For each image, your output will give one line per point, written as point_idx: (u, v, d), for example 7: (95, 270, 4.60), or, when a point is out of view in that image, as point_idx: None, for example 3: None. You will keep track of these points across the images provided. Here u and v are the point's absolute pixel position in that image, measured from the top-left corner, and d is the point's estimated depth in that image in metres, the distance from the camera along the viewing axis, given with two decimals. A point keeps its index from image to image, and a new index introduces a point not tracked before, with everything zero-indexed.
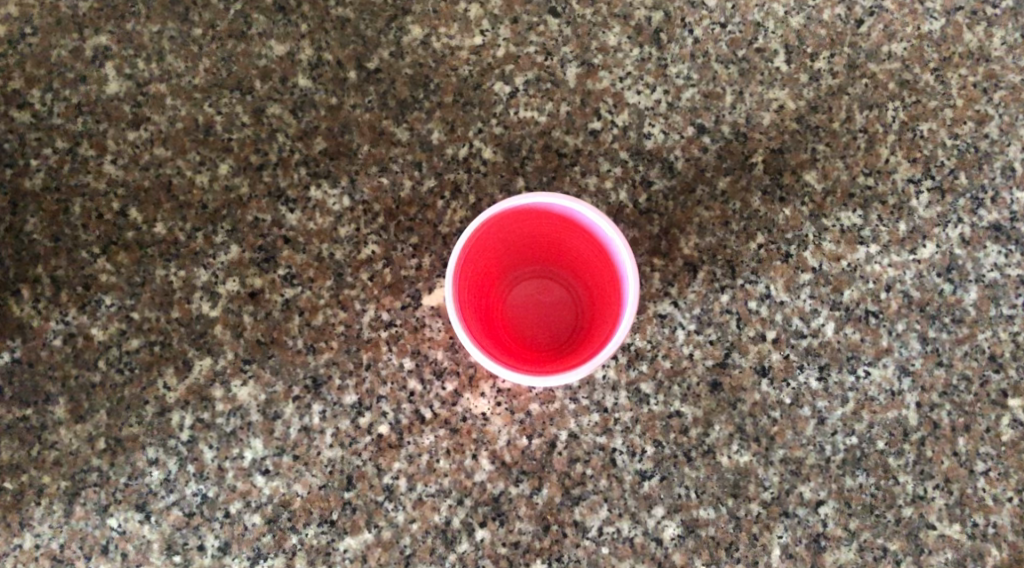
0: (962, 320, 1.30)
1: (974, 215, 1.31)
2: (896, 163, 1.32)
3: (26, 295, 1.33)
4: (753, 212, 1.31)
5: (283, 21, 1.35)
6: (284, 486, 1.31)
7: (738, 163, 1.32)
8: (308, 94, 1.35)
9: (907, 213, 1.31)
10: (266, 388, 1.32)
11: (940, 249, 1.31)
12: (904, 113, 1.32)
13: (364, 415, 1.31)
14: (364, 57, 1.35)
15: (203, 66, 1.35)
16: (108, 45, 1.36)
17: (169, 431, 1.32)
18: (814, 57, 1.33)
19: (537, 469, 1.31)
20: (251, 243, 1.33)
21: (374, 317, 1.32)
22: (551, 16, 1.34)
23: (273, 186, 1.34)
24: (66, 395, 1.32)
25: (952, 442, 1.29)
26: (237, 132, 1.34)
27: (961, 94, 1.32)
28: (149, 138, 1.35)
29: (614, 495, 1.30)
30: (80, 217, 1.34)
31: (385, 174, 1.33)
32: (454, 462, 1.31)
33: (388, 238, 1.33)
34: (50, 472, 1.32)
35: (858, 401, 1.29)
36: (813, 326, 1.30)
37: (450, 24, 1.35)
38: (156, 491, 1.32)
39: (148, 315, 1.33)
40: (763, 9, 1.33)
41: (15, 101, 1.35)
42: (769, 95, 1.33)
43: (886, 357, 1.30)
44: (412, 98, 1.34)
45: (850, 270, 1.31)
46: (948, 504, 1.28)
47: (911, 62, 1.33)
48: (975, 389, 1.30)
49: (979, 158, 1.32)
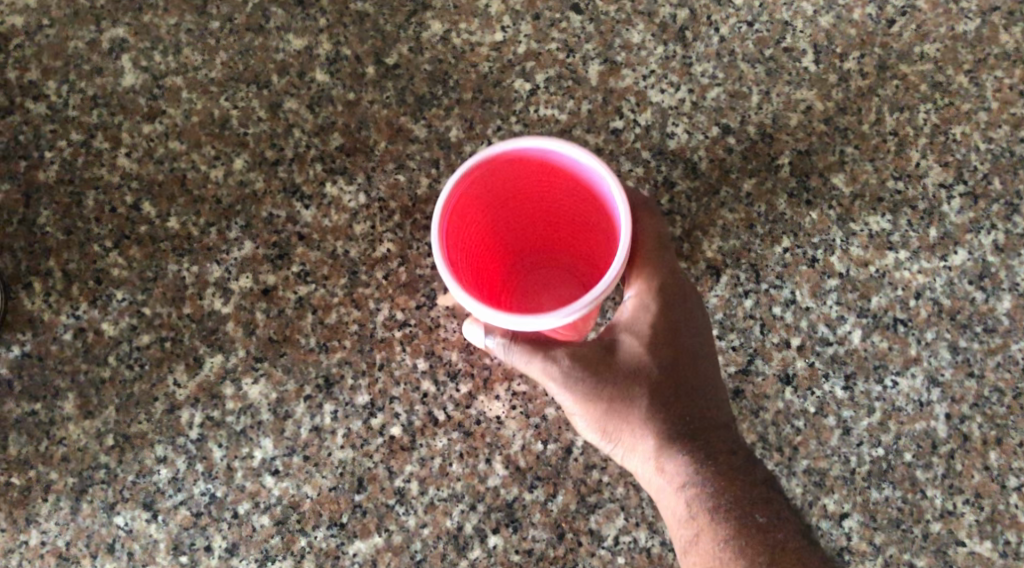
0: (995, 329, 1.26)
1: (1009, 222, 1.27)
2: (927, 167, 1.28)
3: (38, 287, 1.31)
4: (779, 215, 1.28)
5: (301, 15, 1.34)
6: (293, 487, 1.29)
7: (764, 165, 1.28)
8: (326, 89, 1.32)
9: (938, 219, 1.27)
10: (277, 386, 1.30)
11: (972, 256, 1.27)
12: (937, 116, 1.28)
13: (376, 416, 1.29)
14: (383, 53, 1.32)
15: (220, 59, 1.33)
16: (124, 37, 1.34)
17: (179, 429, 1.30)
18: (844, 58, 1.29)
19: (552, 475, 1.28)
20: (265, 239, 1.31)
21: (388, 316, 1.30)
22: (573, 12, 1.32)
23: (288, 182, 1.31)
24: (75, 391, 1.30)
25: (983, 456, 1.24)
26: (253, 127, 1.32)
27: (996, 97, 1.28)
28: (164, 132, 1.33)
29: (631, 504, 1.27)
30: (93, 210, 1.32)
31: (402, 171, 1.31)
32: (467, 466, 1.28)
33: (404, 236, 1.30)
34: (58, 468, 1.30)
35: (885, 412, 1.25)
36: (839, 334, 1.26)
37: (470, 20, 1.32)
38: (164, 489, 1.29)
39: (159, 310, 1.31)
40: (792, 9, 1.30)
41: (31, 93, 1.34)
42: (797, 96, 1.29)
43: (915, 366, 1.26)
44: (431, 94, 1.32)
45: (879, 276, 1.27)
46: (978, 520, 1.24)
47: (945, 63, 1.29)
48: (1008, 401, 1.25)
49: (1015, 162, 1.28)
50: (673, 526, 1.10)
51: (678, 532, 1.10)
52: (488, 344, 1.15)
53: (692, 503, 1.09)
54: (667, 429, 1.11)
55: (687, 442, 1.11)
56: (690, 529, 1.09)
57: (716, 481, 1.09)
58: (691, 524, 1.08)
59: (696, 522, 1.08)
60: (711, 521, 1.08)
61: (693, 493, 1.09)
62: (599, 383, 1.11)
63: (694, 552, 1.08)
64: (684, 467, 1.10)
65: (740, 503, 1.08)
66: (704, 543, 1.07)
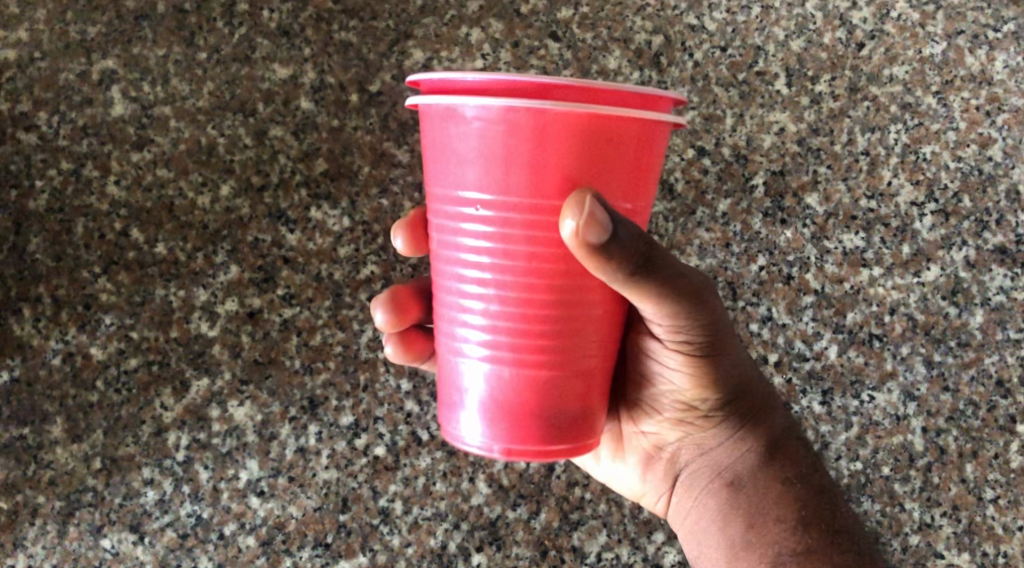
0: (968, 344, 1.32)
1: (979, 238, 1.32)
2: (899, 186, 1.31)
3: (28, 313, 1.31)
4: (755, 234, 1.31)
5: (287, 45, 1.31)
6: (279, 508, 1.32)
7: (739, 186, 1.31)
8: (310, 116, 1.31)
9: (910, 236, 1.31)
10: (263, 408, 1.32)
11: (945, 271, 1.31)
12: (907, 136, 1.31)
13: (361, 437, 1.32)
14: (366, 81, 1.31)
15: (207, 88, 1.31)
16: (114, 68, 1.30)
17: (166, 451, 1.32)
18: (815, 81, 1.31)
19: (535, 493, 1.33)
20: (251, 263, 1.32)
21: (372, 337, 1.32)
22: (551, 40, 1.31)
23: (273, 208, 1.32)
24: (63, 415, 1.31)
25: (960, 469, 1.31)
26: (239, 154, 1.31)
27: (964, 117, 1.32)
28: (152, 160, 1.31)
29: (613, 521, 1.33)
30: (83, 237, 1.31)
31: (385, 196, 1.32)
32: (450, 485, 1.33)
33: (387, 259, 1.32)
34: (45, 491, 1.31)
35: (862, 426, 1.31)
36: (816, 350, 1.31)
37: (451, 48, 1.31)
38: (151, 511, 1.32)
39: (147, 334, 1.32)
40: (764, 33, 1.31)
41: (22, 123, 1.30)
42: (770, 118, 1.31)
43: (891, 381, 1.31)
44: (413, 120, 1.32)
45: (853, 292, 1.31)
46: (956, 532, 1.30)
47: (913, 85, 1.31)
48: (983, 414, 1.31)
49: (984, 180, 1.32)
50: (776, 525, 1.13)
51: (788, 538, 1.12)
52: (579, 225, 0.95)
53: (808, 509, 1.13)
54: (778, 432, 1.17)
55: (796, 448, 1.17)
56: (804, 535, 1.12)
57: (831, 496, 1.15)
58: (804, 531, 1.12)
59: (810, 531, 1.12)
60: (830, 534, 1.12)
61: (805, 499, 1.14)
62: (739, 363, 1.15)
63: (804, 560, 1.11)
64: (797, 472, 1.15)
65: (851, 520, 1.14)
66: (820, 553, 1.11)
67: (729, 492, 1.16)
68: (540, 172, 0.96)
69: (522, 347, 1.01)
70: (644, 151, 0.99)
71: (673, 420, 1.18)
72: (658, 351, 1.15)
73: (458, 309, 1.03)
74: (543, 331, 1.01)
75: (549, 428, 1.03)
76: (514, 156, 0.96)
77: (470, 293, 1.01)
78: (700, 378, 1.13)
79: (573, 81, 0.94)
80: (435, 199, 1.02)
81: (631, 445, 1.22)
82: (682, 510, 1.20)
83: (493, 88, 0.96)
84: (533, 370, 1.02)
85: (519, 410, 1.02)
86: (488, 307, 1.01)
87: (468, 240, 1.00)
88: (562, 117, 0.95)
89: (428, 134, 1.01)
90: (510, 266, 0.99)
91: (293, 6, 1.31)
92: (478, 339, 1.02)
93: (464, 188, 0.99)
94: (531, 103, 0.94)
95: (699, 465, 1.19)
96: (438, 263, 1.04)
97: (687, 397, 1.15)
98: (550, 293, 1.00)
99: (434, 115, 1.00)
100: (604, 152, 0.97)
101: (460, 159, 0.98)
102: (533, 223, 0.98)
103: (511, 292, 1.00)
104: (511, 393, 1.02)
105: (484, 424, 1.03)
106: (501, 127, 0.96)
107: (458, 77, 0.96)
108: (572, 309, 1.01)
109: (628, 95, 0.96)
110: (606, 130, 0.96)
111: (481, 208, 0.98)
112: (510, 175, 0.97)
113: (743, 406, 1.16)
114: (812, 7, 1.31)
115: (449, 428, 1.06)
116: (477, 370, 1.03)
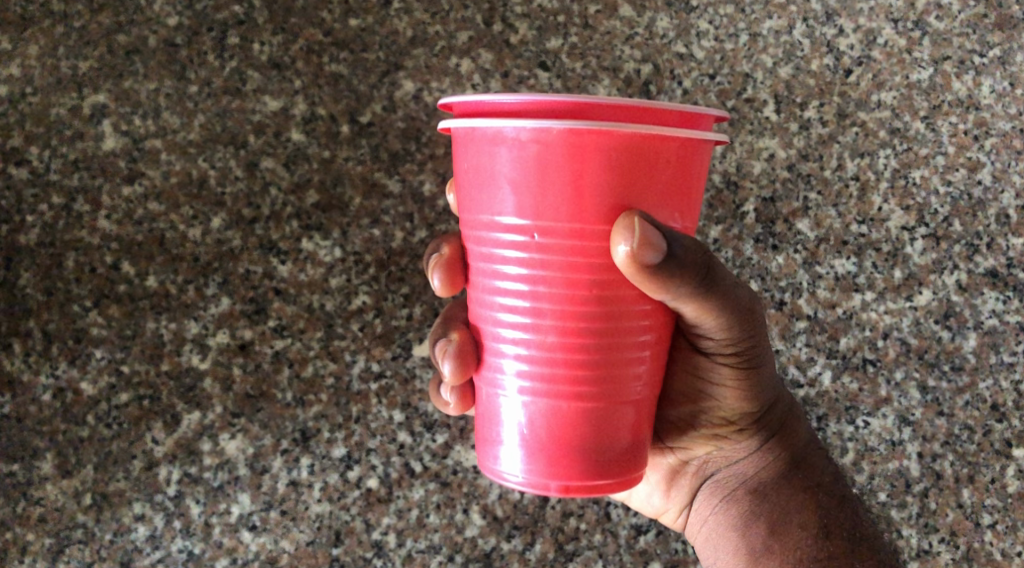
0: (962, 368, 1.31)
1: (971, 261, 1.32)
2: (889, 211, 1.32)
3: (18, 348, 1.30)
4: (746, 261, 1.31)
5: (278, 77, 1.31)
6: (271, 542, 1.31)
7: (729, 212, 1.31)
8: (301, 148, 1.31)
9: (901, 260, 1.31)
10: (255, 441, 1.31)
11: (937, 295, 1.31)
12: (896, 161, 1.32)
13: (353, 469, 1.31)
14: (356, 111, 1.31)
15: (198, 121, 1.31)
16: (105, 102, 1.31)
17: (157, 486, 1.31)
18: (803, 107, 1.31)
19: (529, 524, 1.32)
20: (242, 295, 1.31)
21: (364, 368, 1.32)
22: (541, 70, 1.31)
23: (265, 239, 1.31)
24: (53, 450, 1.30)
25: (956, 494, 1.31)
26: (230, 186, 1.31)
27: (952, 142, 1.32)
28: (143, 193, 1.31)
29: (609, 551, 1.32)
30: (73, 271, 1.30)
31: (377, 226, 1.32)
32: (444, 517, 1.32)
33: (379, 289, 1.32)
34: (35, 528, 1.30)
35: (858, 452, 1.31)
36: (810, 375, 1.31)
37: (441, 79, 1.31)
38: (142, 547, 1.31)
39: (137, 368, 1.31)
40: (752, 60, 1.31)
41: (13, 158, 1.30)
42: (760, 144, 1.31)
43: (886, 407, 1.31)
44: (404, 150, 1.32)
45: (846, 317, 1.31)
46: (954, 559, 1.30)
47: (902, 110, 1.32)
48: (979, 439, 1.31)
49: (974, 204, 1.32)
50: (799, 532, 1.12)
51: (810, 547, 1.12)
52: (640, 246, 0.95)
53: (831, 518, 1.13)
54: (802, 442, 1.17)
55: (818, 460, 1.17)
56: (826, 541, 1.12)
57: (852, 503, 1.14)
58: (826, 539, 1.12)
59: (831, 538, 1.12)
60: (851, 541, 1.12)
61: (828, 509, 1.13)
62: (774, 374, 1.15)
63: (825, 567, 1.11)
64: (818, 480, 1.15)
65: (870, 527, 1.14)
66: (841, 560, 1.11)
67: (752, 500, 1.15)
68: (585, 196, 0.96)
69: (563, 377, 1.00)
70: (687, 169, 0.98)
71: (702, 435, 1.18)
72: (702, 366, 1.14)
73: (499, 340, 1.02)
74: (586, 361, 0.99)
75: (595, 461, 1.01)
76: (563, 181, 0.96)
77: (518, 325, 1.00)
78: (741, 392, 1.13)
79: (616, 100, 0.94)
80: (471, 226, 1.01)
81: (653, 463, 1.21)
82: (702, 519, 1.19)
83: (531, 109, 0.95)
84: (576, 401, 1.00)
85: (567, 443, 1.01)
86: (535, 339, 1.00)
87: (514, 272, 0.99)
88: (609, 138, 0.95)
89: (467, 164, 1.00)
90: (552, 295, 0.98)
91: (284, 38, 1.31)
92: (524, 373, 1.01)
93: (508, 216, 0.98)
94: (571, 123, 0.94)
95: (724, 477, 1.18)
96: (476, 292, 1.03)
97: (725, 412, 1.15)
98: (597, 321, 0.99)
99: (467, 140, 0.99)
100: (648, 171, 0.96)
101: (496, 183, 0.98)
102: (573, 249, 0.97)
103: (553, 321, 0.99)
104: (556, 426, 1.01)
105: (527, 459, 1.02)
106: (548, 150, 0.95)
107: (495, 98, 0.96)
108: (624, 337, 1.00)
109: (670, 112, 0.96)
110: (649, 149, 0.96)
111: (529, 236, 0.97)
112: (550, 200, 0.96)
113: (773, 418, 1.16)
114: (799, 34, 1.32)
115: (489, 464, 1.04)
116: (522, 405, 1.02)
